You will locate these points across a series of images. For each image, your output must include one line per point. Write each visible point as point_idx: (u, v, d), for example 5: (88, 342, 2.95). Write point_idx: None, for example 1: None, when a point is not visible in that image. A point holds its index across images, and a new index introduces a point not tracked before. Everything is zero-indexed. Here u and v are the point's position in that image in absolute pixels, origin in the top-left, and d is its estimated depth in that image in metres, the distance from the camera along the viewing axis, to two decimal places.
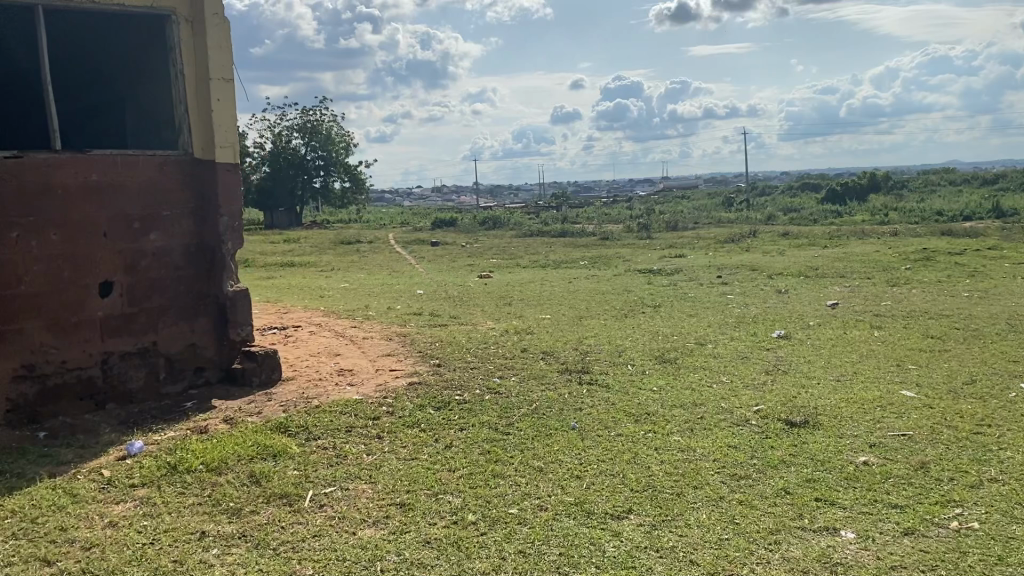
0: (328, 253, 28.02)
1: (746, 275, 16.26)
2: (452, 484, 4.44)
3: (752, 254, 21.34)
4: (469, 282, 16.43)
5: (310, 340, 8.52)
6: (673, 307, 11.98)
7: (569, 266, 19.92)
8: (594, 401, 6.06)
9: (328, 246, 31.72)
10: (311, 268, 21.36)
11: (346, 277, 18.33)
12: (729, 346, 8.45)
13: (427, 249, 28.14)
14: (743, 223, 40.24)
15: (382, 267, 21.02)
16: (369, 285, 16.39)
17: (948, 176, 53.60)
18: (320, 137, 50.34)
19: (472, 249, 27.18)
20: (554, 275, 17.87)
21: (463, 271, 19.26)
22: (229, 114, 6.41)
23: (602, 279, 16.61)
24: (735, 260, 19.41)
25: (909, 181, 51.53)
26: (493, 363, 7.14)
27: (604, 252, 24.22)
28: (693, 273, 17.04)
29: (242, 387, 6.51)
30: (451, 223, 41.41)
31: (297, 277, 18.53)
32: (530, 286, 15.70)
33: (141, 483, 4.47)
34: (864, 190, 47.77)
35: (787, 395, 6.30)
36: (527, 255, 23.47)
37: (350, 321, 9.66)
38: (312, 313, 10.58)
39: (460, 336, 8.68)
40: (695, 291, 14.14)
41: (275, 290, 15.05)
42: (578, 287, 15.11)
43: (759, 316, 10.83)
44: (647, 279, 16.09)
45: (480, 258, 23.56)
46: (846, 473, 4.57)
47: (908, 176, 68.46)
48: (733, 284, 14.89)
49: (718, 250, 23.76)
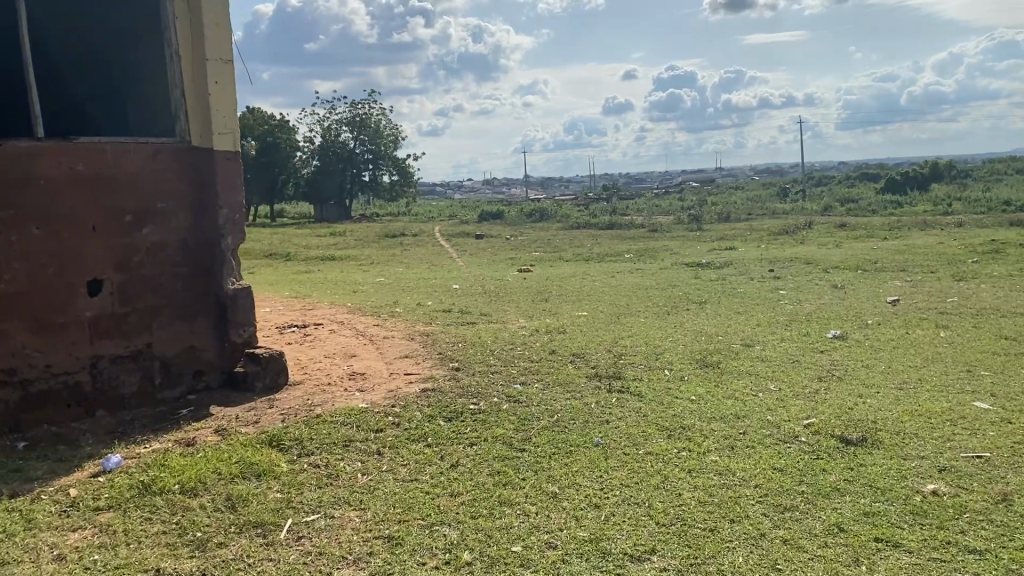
0: (371, 246, 27.72)
1: (799, 269, 15.42)
2: (450, 513, 3.89)
3: (806, 246, 20.41)
4: (509, 276, 15.89)
5: (327, 340, 8.05)
6: (720, 303, 11.26)
7: (614, 259, 19.24)
8: (623, 412, 5.45)
9: (372, 239, 31.51)
10: (350, 262, 21.02)
11: (384, 271, 17.95)
12: (778, 348, 7.75)
13: (471, 242, 27.69)
14: (798, 214, 38.98)
15: (422, 261, 20.62)
16: (406, 279, 15.96)
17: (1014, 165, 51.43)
18: (367, 130, 50.25)
19: (517, 242, 26.69)
20: (597, 268, 17.25)
21: (504, 265, 18.75)
22: (228, 97, 5.98)
23: (647, 273, 15.93)
24: (788, 253, 18.53)
25: (975, 170, 49.53)
26: (516, 368, 6.57)
27: (651, 244, 23.47)
28: (743, 266, 16.24)
29: (244, 393, 6.06)
30: (497, 216, 40.94)
31: (334, 271, 18.18)
32: (571, 280, 15.10)
33: (107, 506, 3.99)
34: (925, 179, 46.03)
35: (843, 407, 5.60)
36: (571, 248, 22.88)
37: (374, 319, 9.17)
38: (338, 309, 10.12)
39: (486, 336, 8.12)
40: (745, 285, 13.39)
41: (308, 284, 14.68)
42: (621, 282, 14.46)
43: (814, 314, 10.07)
44: (694, 273, 15.35)
45: (523, 251, 23.04)
46: (911, 506, 3.90)
47: (971, 165, 66.11)
48: (786, 278, 14.10)
49: (771, 242, 22.86)
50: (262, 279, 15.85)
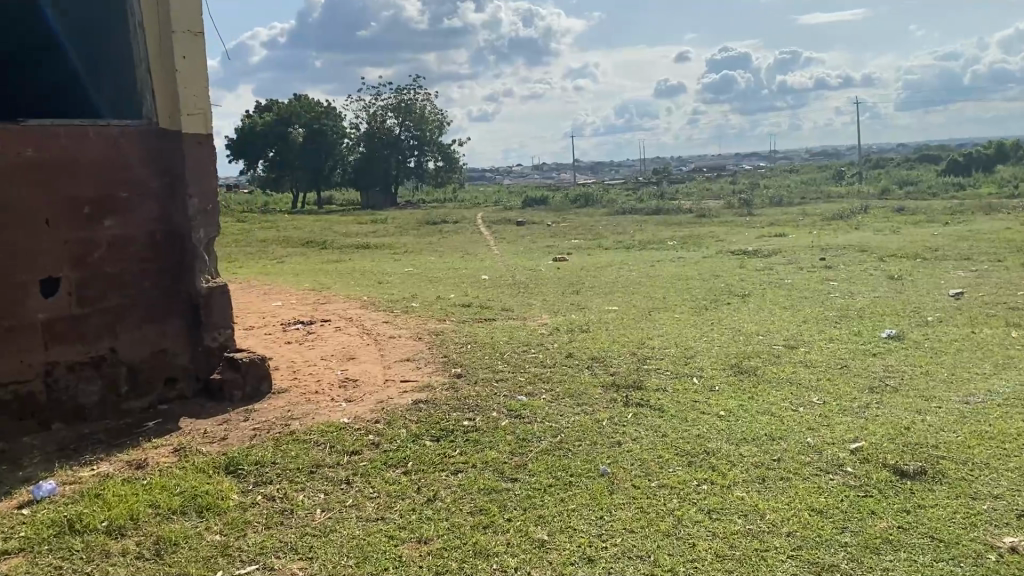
0: (411, 233, 27.24)
1: (853, 258, 14.41)
2: (412, 568, 3.22)
3: (861, 232, 19.30)
4: (543, 266, 15.20)
5: (328, 339, 7.45)
6: (764, 296, 10.41)
7: (656, 247, 18.39)
8: (638, 432, 4.72)
9: (412, 226, 31.05)
10: (384, 250, 20.52)
11: (416, 260, 17.40)
12: (824, 351, 6.92)
13: (512, 229, 27.06)
14: (855, 198, 37.50)
15: (457, 250, 20.03)
16: (436, 269, 15.36)
17: None
18: (411, 115, 49.78)
19: (559, 229, 25.95)
20: (637, 257, 16.46)
21: (540, 254, 18.09)
22: (199, 73, 5.41)
23: (689, 262, 15.09)
24: (841, 240, 17.48)
25: None
26: (525, 376, 5.88)
27: (697, 230, 22.54)
28: (792, 254, 15.29)
29: (221, 403, 5.48)
30: (542, 201, 40.20)
31: (364, 260, 17.68)
32: (608, 270, 14.35)
33: (18, 549, 3.41)
34: (990, 160, 44.03)
35: (898, 428, 4.79)
36: (613, 236, 22.09)
37: (384, 315, 8.55)
38: (350, 303, 9.53)
39: (501, 336, 7.44)
40: (794, 276, 12.49)
41: (333, 275, 14.18)
42: (660, 272, 13.66)
43: (867, 308, 9.18)
44: (739, 262, 14.47)
45: (563, 238, 22.31)
46: (984, 568, 3.12)
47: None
48: (838, 268, 13.16)
49: (823, 228, 21.77)
50: (288, 269, 15.42)
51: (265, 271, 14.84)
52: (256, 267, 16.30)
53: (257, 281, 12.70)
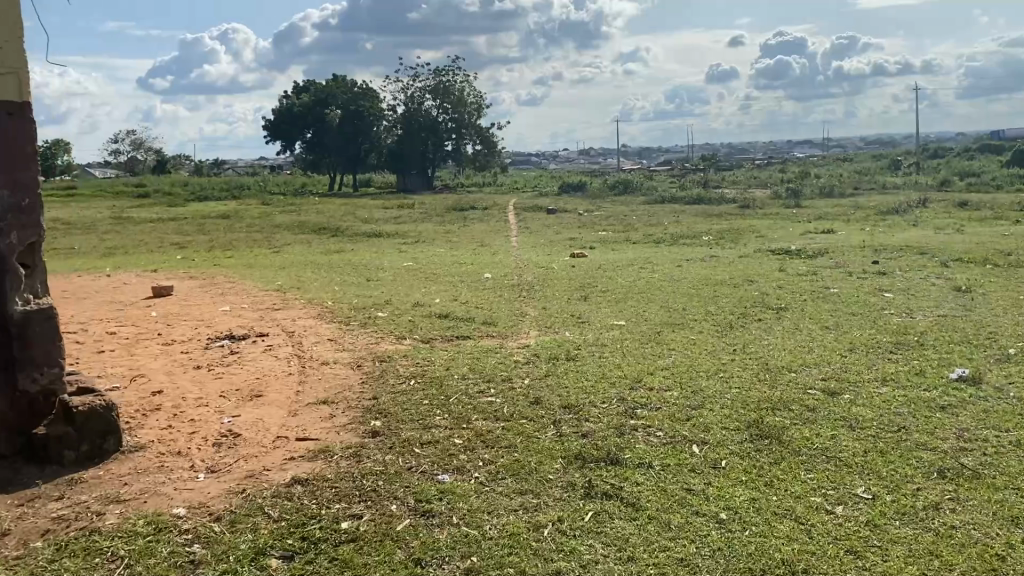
0: (432, 221, 25.79)
1: (911, 262, 12.58)
2: None
3: (919, 230, 17.32)
4: (557, 264, 13.59)
5: (248, 365, 5.99)
6: (805, 312, 8.72)
7: (688, 243, 16.69)
8: (592, 552, 3.17)
9: (437, 212, 29.59)
10: (396, 239, 19.14)
11: (422, 253, 15.93)
12: (876, 402, 5.25)
13: (539, 218, 25.42)
14: (912, 190, 35.10)
15: (472, 241, 18.52)
16: (439, 264, 13.86)
17: None
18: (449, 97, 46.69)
19: (588, 219, 24.26)
20: (664, 254, 14.78)
21: (559, 248, 16.51)
22: (10, 21, 3.94)
23: (721, 262, 13.38)
24: (897, 239, 15.59)
25: None
26: (463, 436, 4.34)
27: (737, 224, 20.68)
28: (841, 256, 13.49)
29: (46, 467, 4.06)
30: (579, 188, 38.46)
31: (368, 251, 16.28)
32: (628, 270, 12.71)
33: None
34: None
35: (986, 558, 3.16)
36: (643, 228, 20.39)
37: (335, 330, 7.08)
38: (306, 312, 8.07)
39: (461, 365, 5.90)
40: (840, 284, 10.74)
41: (320, 270, 12.77)
42: (688, 274, 11.99)
43: (929, 334, 7.45)
44: (779, 264, 12.73)
45: (589, 230, 20.69)
46: None
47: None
48: (894, 275, 11.37)
49: (877, 223, 19.82)
50: (278, 261, 14.06)
51: (250, 264, 13.52)
52: (246, 257, 15.00)
53: (228, 276, 11.33)
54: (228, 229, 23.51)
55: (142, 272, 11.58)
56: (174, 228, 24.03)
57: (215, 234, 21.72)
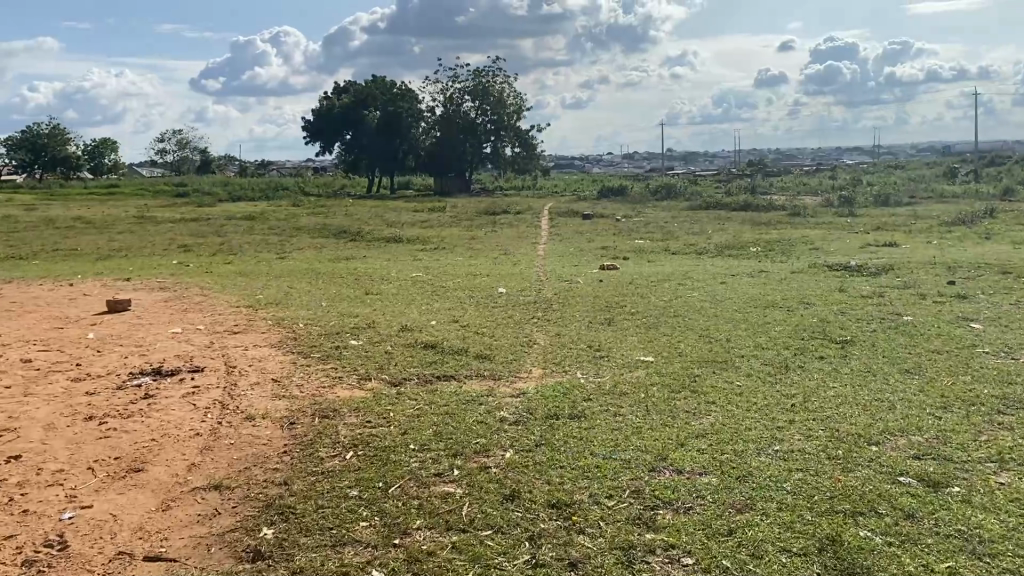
0: (460, 225, 24.44)
1: (993, 283, 10.84)
2: None
3: (995, 244, 15.46)
4: (585, 277, 12.09)
5: (151, 419, 4.59)
6: (877, 348, 7.10)
7: (733, 254, 15.09)
8: None
9: (468, 216, 28.22)
10: (415, 245, 17.83)
11: (439, 261, 14.55)
12: (1002, 503, 3.67)
13: (573, 224, 23.89)
14: (973, 200, 32.86)
15: (497, 248, 17.11)
16: (453, 275, 12.44)
17: None
18: (488, 98, 45.14)
19: (626, 225, 22.71)
20: (706, 267, 13.21)
21: (590, 258, 15.05)
22: None
23: (772, 278, 11.78)
24: (971, 255, 13.83)
25: None
26: (388, 564, 2.89)
27: (787, 233, 18.99)
28: (910, 274, 11.79)
29: None
30: (620, 192, 36.85)
31: (380, 258, 14.93)
32: (664, 285, 11.16)
33: None
34: None
35: None
36: (684, 236, 18.80)
37: (286, 365, 5.66)
38: (265, 338, 6.67)
39: (426, 425, 4.44)
40: (915, 310, 9.09)
41: (318, 280, 11.42)
42: (732, 293, 10.39)
43: None
44: (838, 283, 11.10)
45: (626, 237, 19.14)
46: None
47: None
48: (977, 299, 9.69)
49: (944, 236, 18.00)
50: (275, 269, 12.77)
51: (243, 271, 12.25)
52: (244, 263, 13.70)
53: (206, 286, 10.00)
54: (245, 231, 22.37)
55: (114, 280, 10.34)
56: (189, 229, 23.03)
57: (228, 236, 20.64)
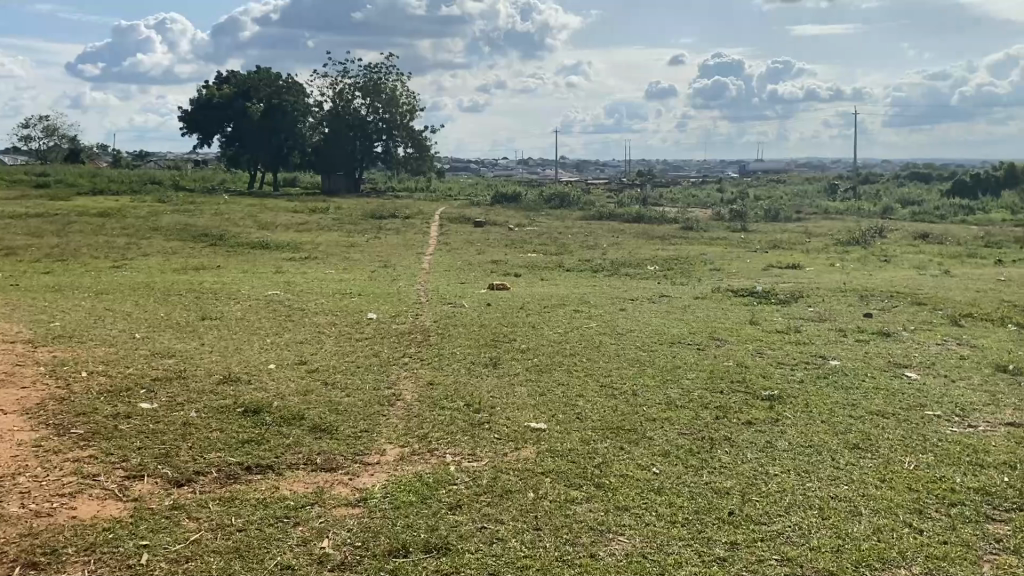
0: (340, 229, 22.60)
1: (911, 317, 9.98)
2: None
3: (897, 269, 14.88)
4: (471, 299, 10.61)
5: None
6: (812, 410, 5.88)
7: (632, 273, 13.96)
8: None
9: (350, 219, 26.32)
10: (283, 253, 15.90)
11: (306, 274, 12.78)
12: None
13: (462, 232, 22.41)
14: (859, 217, 33.30)
15: (375, 258, 15.45)
16: (318, 294, 10.73)
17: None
18: (380, 96, 42.97)
19: (518, 235, 21.42)
20: (604, 289, 11.98)
21: (478, 273, 13.62)
22: None
23: (676, 304, 10.62)
24: (878, 281, 13.13)
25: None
26: None
27: (685, 250, 18.11)
28: (822, 304, 10.85)
29: None
30: (514, 198, 35.61)
31: (237, 269, 13.03)
32: (559, 312, 9.81)
33: None
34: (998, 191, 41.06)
35: None
36: (579, 250, 17.63)
37: (25, 455, 3.96)
38: (24, 398, 4.89)
39: None
40: (839, 352, 8.03)
41: (148, 299, 9.52)
42: (635, 325, 9.09)
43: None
44: (749, 313, 10.03)
45: (518, 249, 17.82)
46: None
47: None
48: (901, 337, 8.75)
49: (843, 257, 17.49)
50: (102, 283, 10.70)
51: (60, 285, 10.18)
52: (68, 273, 11.57)
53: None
54: (93, 231, 19.84)
55: None
56: (26, 227, 20.27)
57: (69, 237, 18.11)
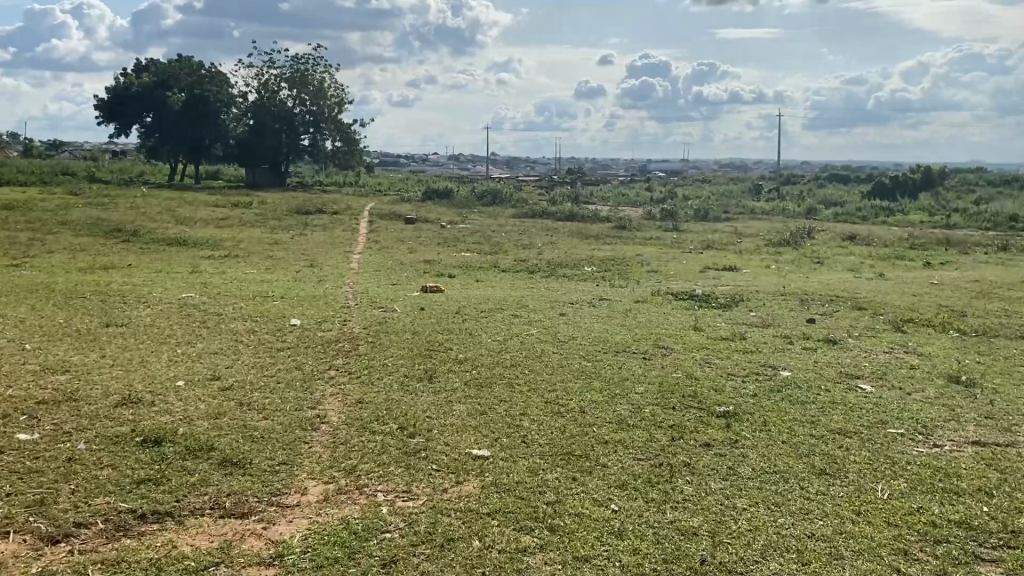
0: (263, 226, 21.68)
1: (854, 323, 9.79)
2: None
3: (832, 272, 14.87)
4: (403, 302, 10.02)
5: None
6: (773, 429, 5.50)
7: (569, 274, 13.58)
8: None
9: (275, 215, 25.32)
10: (202, 251, 15.02)
11: (224, 274, 12.00)
12: None
13: (392, 229, 21.74)
14: (786, 218, 33.76)
15: (301, 257, 14.71)
16: (237, 296, 10.00)
17: (1004, 179, 47.62)
18: (307, 88, 41.71)
19: (451, 233, 20.86)
20: (542, 291, 11.55)
21: (410, 274, 13.05)
22: None
23: (617, 308, 10.24)
24: (815, 284, 13.03)
25: (961, 184, 46.03)
26: None
27: (621, 250, 17.86)
28: (764, 308, 10.60)
29: None
30: (446, 194, 34.99)
31: (150, 268, 12.16)
32: (496, 317, 9.31)
33: None
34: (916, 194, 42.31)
35: None
36: (513, 249, 17.19)
37: None
38: None
39: None
40: (787, 360, 7.74)
41: (45, 303, 8.66)
42: (576, 331, 8.66)
43: (1012, 506, 4.30)
44: (692, 319, 9.70)
45: (451, 248, 17.28)
46: None
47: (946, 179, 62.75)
48: (847, 344, 8.53)
49: (777, 259, 17.46)
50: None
51: None
52: None
53: None
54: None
55: None
56: None
57: None
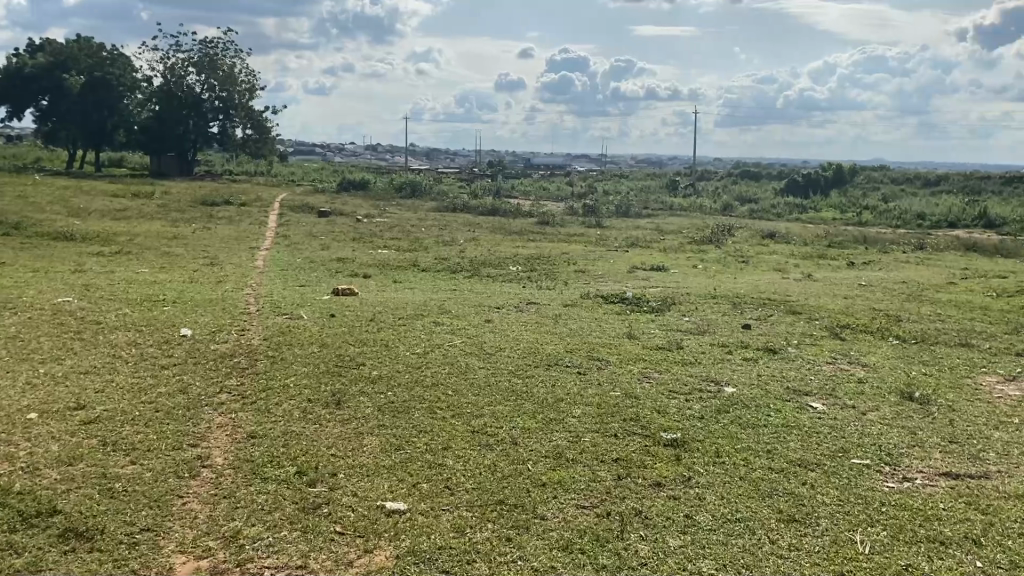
0: (165, 218, 20.31)
1: (791, 329, 9.35)
2: None
3: (759, 271, 14.56)
4: (311, 307, 9.13)
5: None
6: (728, 461, 4.88)
7: (492, 274, 12.87)
8: None
9: (179, 206, 23.85)
10: (91, 246, 13.76)
11: (113, 274, 10.87)
12: None
13: (304, 223, 20.63)
14: (705, 214, 33.85)
15: (202, 254, 13.60)
16: (123, 301, 8.93)
17: (911, 176, 49.06)
18: (215, 73, 39.69)
19: (367, 227, 19.90)
20: (463, 294, 10.79)
21: (321, 273, 12.12)
22: None
23: (544, 313, 9.57)
24: (745, 285, 12.66)
25: (871, 181, 47.17)
26: None
27: (544, 247, 17.25)
28: (697, 313, 10.10)
29: None
30: (362, 186, 33.83)
31: (26, 267, 10.91)
32: (414, 324, 8.49)
33: None
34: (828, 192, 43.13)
35: None
36: (433, 246, 16.38)
37: None
38: None
39: None
40: (729, 373, 7.18)
41: None
42: (503, 341, 7.92)
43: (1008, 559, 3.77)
44: (624, 325, 9.10)
45: (366, 244, 16.35)
46: None
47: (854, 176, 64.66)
48: (787, 354, 8.05)
49: (702, 257, 17.12)
50: None
51: None
52: None
53: None
54: None
55: None
56: None
57: None
